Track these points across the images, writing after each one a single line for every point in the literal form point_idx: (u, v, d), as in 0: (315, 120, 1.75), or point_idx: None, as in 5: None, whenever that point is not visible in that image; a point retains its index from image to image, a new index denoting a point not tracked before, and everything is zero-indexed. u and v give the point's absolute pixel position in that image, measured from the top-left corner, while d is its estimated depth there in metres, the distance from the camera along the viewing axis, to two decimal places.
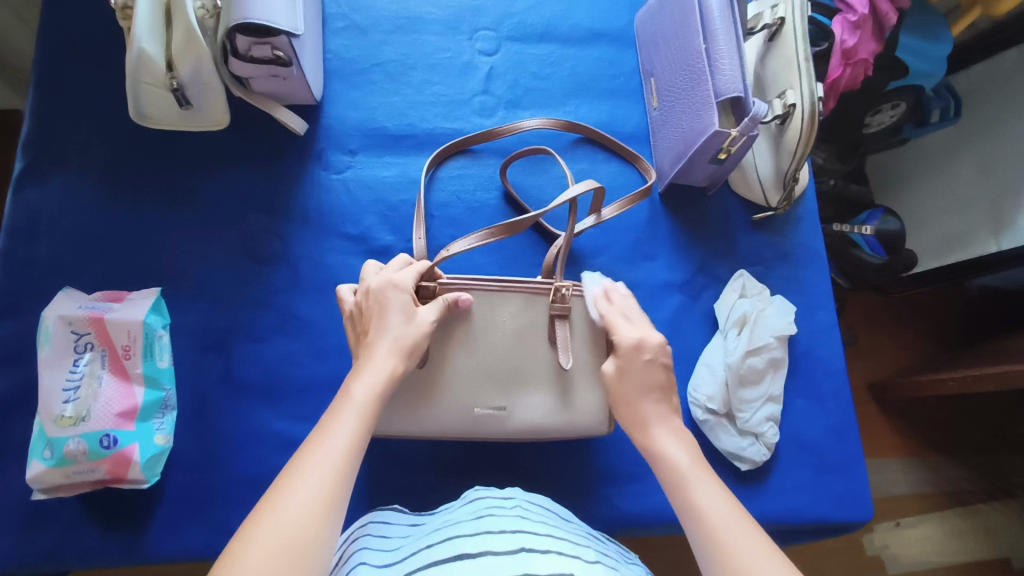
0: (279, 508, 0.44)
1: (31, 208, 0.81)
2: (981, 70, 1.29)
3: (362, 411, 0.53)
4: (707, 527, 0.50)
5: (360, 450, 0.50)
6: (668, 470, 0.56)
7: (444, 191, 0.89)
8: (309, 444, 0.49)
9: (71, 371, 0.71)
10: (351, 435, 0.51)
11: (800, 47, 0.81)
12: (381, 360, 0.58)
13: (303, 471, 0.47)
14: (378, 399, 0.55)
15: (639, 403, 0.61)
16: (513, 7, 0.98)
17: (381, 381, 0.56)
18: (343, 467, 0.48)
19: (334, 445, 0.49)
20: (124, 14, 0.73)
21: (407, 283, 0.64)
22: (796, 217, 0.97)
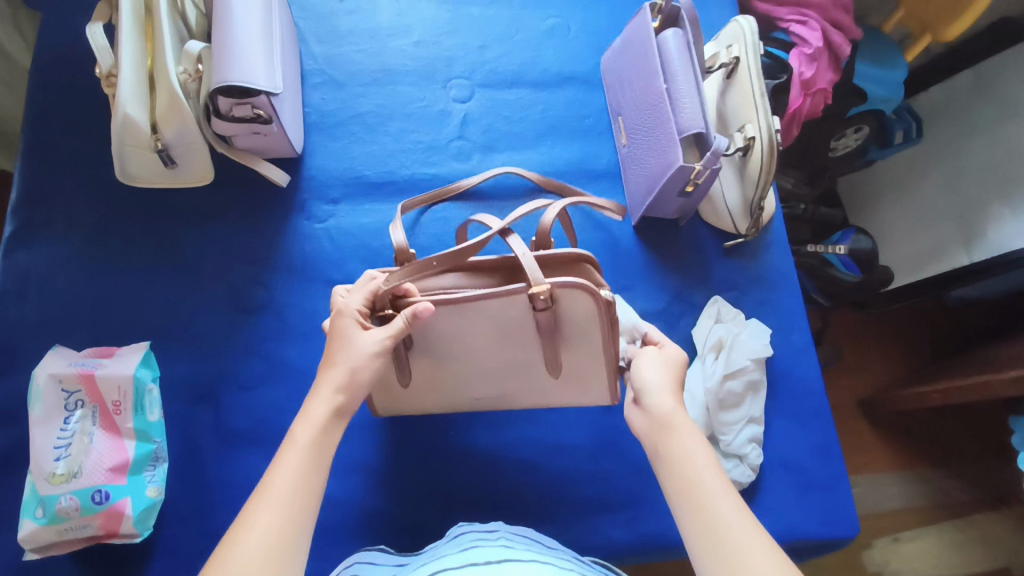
0: (229, 563, 0.48)
1: (21, 269, 0.83)
2: (937, 92, 1.35)
3: (306, 455, 0.56)
4: (709, 516, 0.54)
5: (306, 492, 0.54)
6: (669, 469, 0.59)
7: (427, 234, 0.93)
8: (257, 495, 0.53)
9: (62, 429, 0.72)
10: (296, 480, 0.54)
11: (756, 84, 0.86)
12: (325, 398, 0.59)
13: (251, 522, 0.50)
14: (323, 438, 0.58)
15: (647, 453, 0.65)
16: (484, 56, 1.02)
17: (323, 419, 0.58)
18: (288, 519, 0.51)
19: (276, 497, 0.52)
20: (108, 82, 0.76)
21: (354, 305, 0.62)
22: (766, 242, 1.00)
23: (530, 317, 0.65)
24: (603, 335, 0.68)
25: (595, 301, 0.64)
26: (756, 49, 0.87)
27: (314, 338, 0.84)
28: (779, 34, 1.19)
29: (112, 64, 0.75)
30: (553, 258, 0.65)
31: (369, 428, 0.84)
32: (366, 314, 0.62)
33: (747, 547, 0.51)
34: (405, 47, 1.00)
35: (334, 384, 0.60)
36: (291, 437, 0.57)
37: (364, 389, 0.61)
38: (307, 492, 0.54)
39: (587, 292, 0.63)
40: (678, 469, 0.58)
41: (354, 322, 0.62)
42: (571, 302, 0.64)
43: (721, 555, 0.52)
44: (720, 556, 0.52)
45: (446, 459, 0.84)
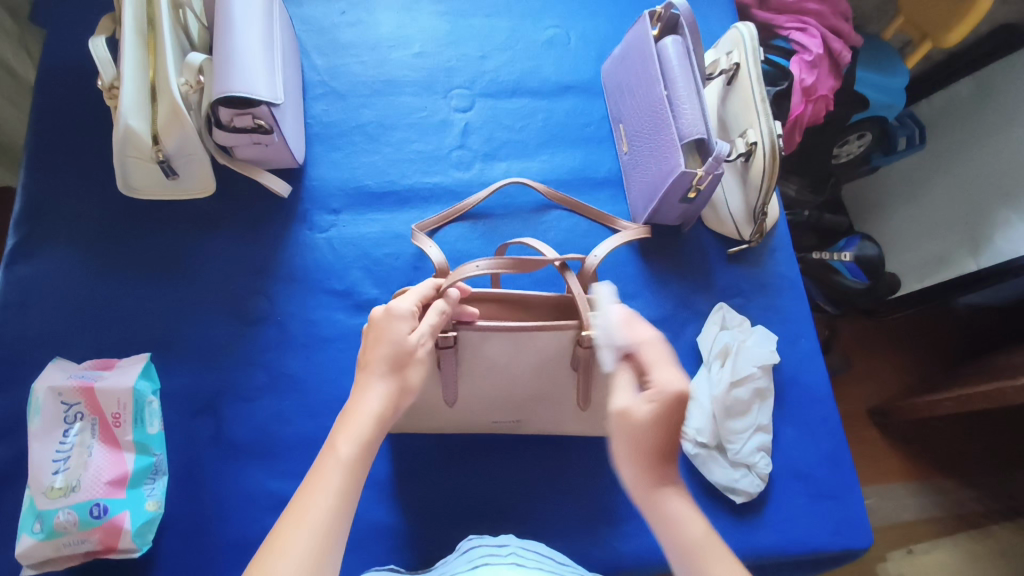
0: None
1: (22, 282, 0.83)
2: (939, 99, 1.35)
3: (348, 472, 0.53)
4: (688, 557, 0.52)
5: (346, 514, 0.52)
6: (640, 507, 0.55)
7: (449, 249, 0.92)
8: (290, 516, 0.50)
9: (61, 442, 0.72)
10: (337, 501, 0.51)
11: (756, 89, 0.86)
12: (371, 407, 0.57)
13: (286, 550, 0.47)
14: (365, 453, 0.55)
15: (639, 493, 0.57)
16: (485, 66, 1.03)
17: (369, 432, 0.56)
18: (327, 547, 0.49)
19: (315, 516, 0.50)
20: (110, 94, 0.76)
21: (405, 308, 0.61)
22: (770, 248, 0.99)
23: (570, 352, 0.72)
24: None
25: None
26: (755, 55, 0.87)
27: (316, 349, 0.84)
28: (779, 41, 1.18)
29: (114, 77, 0.75)
30: (598, 304, 0.72)
31: None
32: (416, 312, 0.64)
33: None
34: (406, 58, 1.01)
35: (382, 391, 0.58)
36: (334, 446, 0.55)
37: (409, 396, 0.61)
38: (343, 510, 0.52)
39: None
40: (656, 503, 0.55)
41: (409, 318, 0.62)
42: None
43: None
44: None
45: (449, 471, 0.82)
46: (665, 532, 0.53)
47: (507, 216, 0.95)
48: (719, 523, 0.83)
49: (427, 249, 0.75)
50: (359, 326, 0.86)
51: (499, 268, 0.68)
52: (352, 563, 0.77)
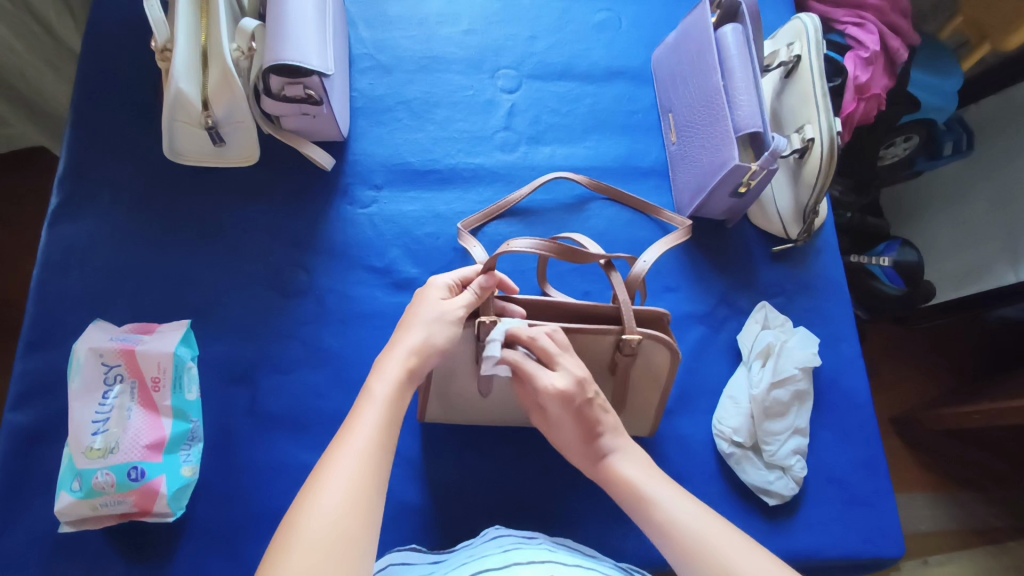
0: (314, 511, 0.48)
1: (65, 242, 0.83)
2: (992, 104, 1.30)
3: (383, 407, 0.56)
4: (679, 536, 0.57)
5: (385, 444, 0.54)
6: (630, 493, 0.62)
7: (488, 245, 0.90)
8: (335, 446, 0.53)
9: (101, 403, 0.71)
10: (375, 432, 0.54)
11: (817, 84, 0.83)
12: (401, 356, 0.60)
13: (333, 471, 0.51)
14: (399, 395, 0.58)
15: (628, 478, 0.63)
16: (534, 47, 1.01)
17: (400, 375, 0.59)
18: (370, 470, 0.52)
19: (357, 442, 0.53)
20: (162, 56, 0.75)
21: (441, 280, 0.67)
22: (816, 249, 0.97)
23: (609, 357, 0.72)
24: (665, 385, 0.76)
25: (671, 359, 0.72)
26: (819, 47, 0.85)
27: (352, 324, 0.83)
28: (835, 35, 1.15)
29: (167, 39, 0.74)
30: (644, 314, 0.71)
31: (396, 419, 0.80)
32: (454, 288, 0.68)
33: (734, 552, 0.54)
34: (454, 35, 0.99)
35: (411, 342, 0.61)
36: (369, 391, 0.58)
37: (438, 356, 0.62)
38: (385, 443, 0.55)
39: (667, 346, 0.71)
40: (624, 482, 0.63)
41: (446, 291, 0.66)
42: (649, 354, 0.72)
43: (700, 560, 0.55)
44: (699, 561, 0.55)
45: (481, 454, 0.82)
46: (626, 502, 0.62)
47: (548, 211, 0.93)
48: (750, 524, 0.81)
49: (471, 248, 0.77)
50: (398, 305, 0.85)
51: (546, 251, 0.66)
52: (382, 542, 0.76)
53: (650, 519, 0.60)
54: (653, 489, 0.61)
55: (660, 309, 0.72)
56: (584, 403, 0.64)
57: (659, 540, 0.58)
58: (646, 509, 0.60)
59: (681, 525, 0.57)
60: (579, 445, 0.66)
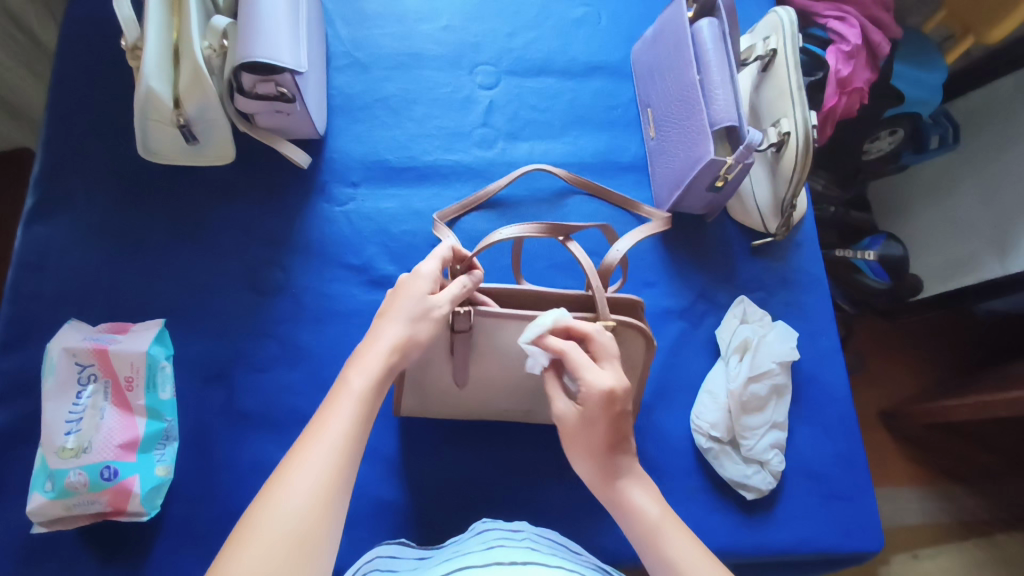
0: (277, 505, 0.47)
1: (39, 242, 0.82)
2: (976, 97, 1.30)
3: (359, 403, 0.55)
4: None
5: (358, 437, 0.54)
6: (640, 524, 0.60)
7: (464, 239, 0.90)
8: (306, 436, 0.53)
9: (74, 403, 0.71)
10: (348, 425, 0.54)
11: (793, 78, 0.83)
12: (382, 351, 0.59)
13: (301, 463, 0.50)
14: (376, 390, 0.57)
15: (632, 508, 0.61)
16: (512, 43, 1.00)
17: (380, 371, 0.58)
18: (340, 464, 0.51)
19: (330, 435, 0.52)
20: (134, 54, 0.75)
21: (430, 271, 0.65)
22: (795, 243, 0.97)
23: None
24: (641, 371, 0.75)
25: (645, 349, 0.72)
26: (795, 41, 0.84)
27: (328, 322, 0.83)
28: (816, 29, 1.14)
29: (138, 37, 0.74)
30: (617, 302, 0.71)
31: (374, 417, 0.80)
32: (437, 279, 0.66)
33: None
34: (432, 31, 0.99)
35: (393, 334, 0.60)
36: (345, 382, 0.57)
37: (418, 351, 0.62)
38: (357, 436, 0.54)
39: (643, 334, 0.71)
40: (637, 518, 0.60)
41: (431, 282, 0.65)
42: (626, 344, 0.72)
43: None
44: None
45: (458, 451, 0.82)
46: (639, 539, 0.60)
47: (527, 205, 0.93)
48: (728, 519, 0.81)
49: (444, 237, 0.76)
50: (374, 302, 0.85)
51: (531, 233, 0.66)
52: (359, 540, 0.76)
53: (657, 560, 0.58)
54: (669, 533, 0.59)
55: (634, 298, 0.72)
56: (618, 415, 0.62)
57: None
58: (658, 549, 0.58)
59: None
60: (590, 459, 0.63)
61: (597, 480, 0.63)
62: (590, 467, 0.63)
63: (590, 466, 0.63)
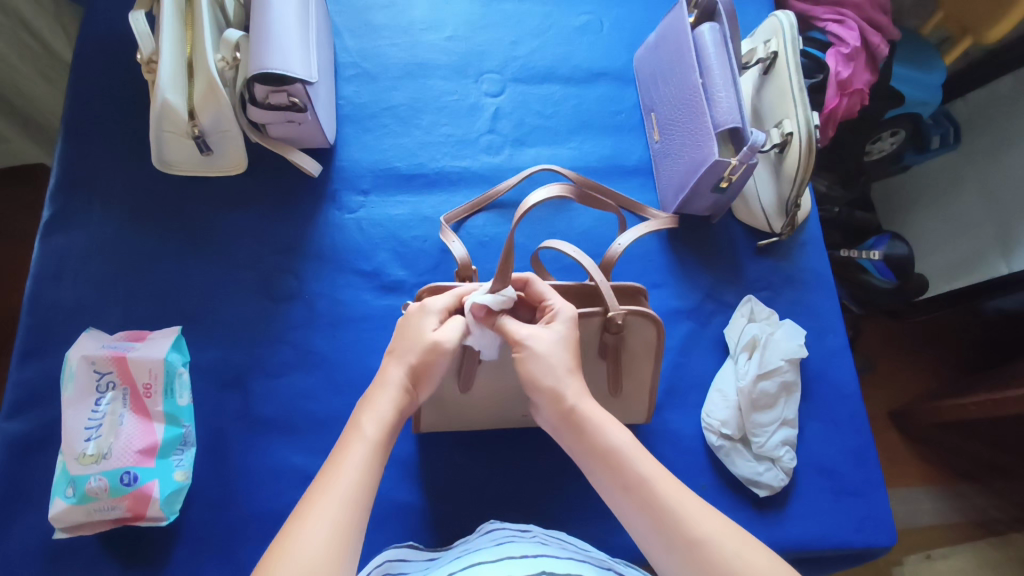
0: (288, 554, 0.46)
1: (57, 252, 0.84)
2: (977, 96, 1.31)
3: (372, 448, 0.55)
4: (655, 507, 0.53)
5: (370, 484, 0.53)
6: (607, 449, 0.57)
7: (470, 240, 0.91)
8: (320, 483, 0.52)
9: (93, 410, 0.72)
10: (362, 470, 0.53)
11: (794, 79, 0.85)
12: (392, 395, 0.59)
13: (314, 510, 0.49)
14: (388, 434, 0.57)
15: (595, 435, 0.58)
16: (516, 51, 1.02)
17: (392, 416, 0.58)
18: (353, 511, 0.50)
19: (341, 484, 0.51)
20: (148, 68, 0.76)
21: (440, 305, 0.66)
22: (800, 242, 0.98)
23: (597, 340, 0.72)
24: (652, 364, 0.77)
25: (656, 331, 0.73)
26: (795, 42, 0.86)
27: (342, 327, 0.84)
28: (815, 33, 1.16)
29: (153, 50, 0.75)
30: (622, 288, 0.74)
31: None
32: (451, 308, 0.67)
33: (715, 530, 0.51)
34: (438, 41, 1.01)
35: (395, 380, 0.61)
36: (358, 427, 0.57)
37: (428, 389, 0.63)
38: (369, 481, 0.53)
39: (653, 321, 0.73)
40: (600, 441, 0.58)
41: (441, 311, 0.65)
42: (636, 332, 0.73)
43: (675, 531, 0.52)
44: (673, 531, 0.52)
45: (471, 452, 0.82)
46: (596, 462, 0.58)
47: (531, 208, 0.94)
48: (741, 516, 0.82)
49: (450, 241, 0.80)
50: (385, 307, 0.86)
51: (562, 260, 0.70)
52: (375, 542, 0.77)
53: (618, 482, 0.56)
54: (639, 459, 0.56)
55: (637, 285, 0.75)
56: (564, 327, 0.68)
57: (630, 503, 0.55)
58: (624, 467, 0.56)
59: (662, 495, 0.54)
60: (549, 379, 0.61)
61: (557, 407, 0.60)
62: (551, 390, 0.60)
63: (549, 390, 0.60)
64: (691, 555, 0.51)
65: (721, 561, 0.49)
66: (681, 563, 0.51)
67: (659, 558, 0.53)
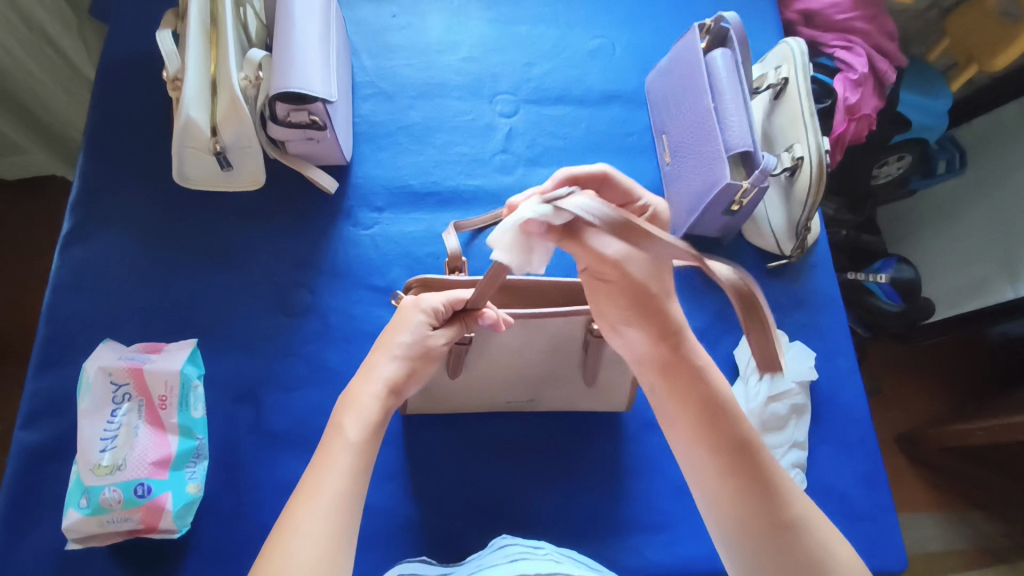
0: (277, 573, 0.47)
1: (76, 264, 0.85)
2: (982, 122, 1.33)
3: (357, 452, 0.55)
4: (753, 472, 0.53)
5: (356, 489, 0.53)
6: (707, 399, 0.57)
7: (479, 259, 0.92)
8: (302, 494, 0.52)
9: (109, 421, 0.73)
10: (349, 474, 0.53)
11: (805, 105, 0.86)
12: (377, 394, 0.60)
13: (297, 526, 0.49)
14: (371, 436, 0.57)
15: (694, 381, 0.58)
16: (530, 73, 1.04)
17: (375, 418, 0.58)
18: (339, 523, 0.51)
19: (325, 495, 0.51)
20: (174, 85, 0.79)
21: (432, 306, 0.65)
22: (810, 265, 0.99)
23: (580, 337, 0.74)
24: None
25: None
26: (805, 69, 0.88)
27: (355, 342, 0.85)
28: (824, 58, 1.17)
29: (178, 69, 0.78)
30: None
31: (399, 436, 0.81)
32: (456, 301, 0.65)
33: (805, 512, 0.52)
34: (453, 62, 1.03)
35: (383, 378, 0.61)
36: (340, 430, 0.57)
37: (414, 386, 0.64)
38: (355, 490, 0.53)
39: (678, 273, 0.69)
40: (702, 388, 0.57)
41: (427, 315, 0.64)
42: None
43: (769, 502, 0.52)
44: (767, 501, 0.52)
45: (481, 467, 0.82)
46: (690, 408, 0.57)
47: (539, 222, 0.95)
48: None
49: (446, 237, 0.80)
50: None
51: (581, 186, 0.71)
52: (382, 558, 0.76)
53: (707, 440, 0.56)
54: (736, 413, 0.57)
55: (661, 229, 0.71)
56: None
57: (725, 459, 0.55)
58: (724, 422, 0.56)
59: (760, 460, 0.54)
60: (652, 312, 0.58)
61: (656, 341, 0.59)
62: (653, 321, 0.58)
63: (653, 324, 0.58)
64: (779, 531, 0.51)
65: (812, 543, 0.51)
66: (761, 538, 0.51)
67: (732, 529, 0.53)
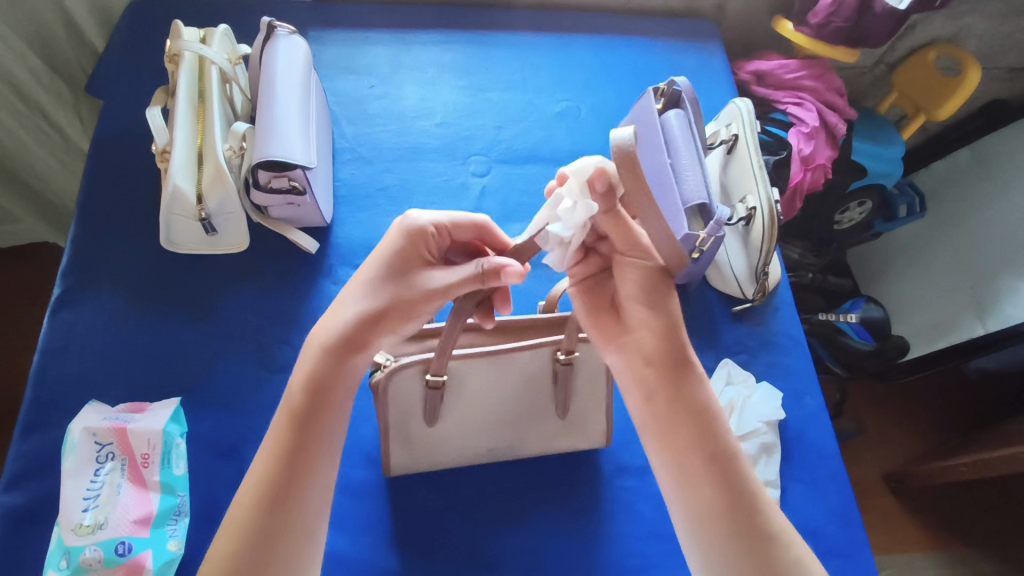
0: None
1: (65, 327, 0.88)
2: (938, 168, 1.42)
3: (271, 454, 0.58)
4: (738, 486, 0.59)
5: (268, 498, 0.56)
6: (701, 412, 0.62)
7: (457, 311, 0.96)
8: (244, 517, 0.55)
9: (92, 481, 0.75)
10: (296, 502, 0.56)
11: (754, 159, 0.93)
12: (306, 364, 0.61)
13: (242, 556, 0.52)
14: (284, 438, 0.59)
15: (690, 390, 0.63)
16: (501, 136, 1.11)
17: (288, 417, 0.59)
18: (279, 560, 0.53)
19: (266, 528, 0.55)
20: (162, 157, 0.84)
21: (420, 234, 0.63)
22: (773, 307, 1.04)
23: (549, 369, 0.77)
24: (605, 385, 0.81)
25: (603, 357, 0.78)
26: (752, 127, 0.94)
27: None
28: (778, 114, 1.23)
29: (167, 142, 0.84)
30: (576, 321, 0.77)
31: (379, 487, 0.83)
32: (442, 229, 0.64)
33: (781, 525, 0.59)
34: (428, 127, 1.09)
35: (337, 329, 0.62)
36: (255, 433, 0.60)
37: (390, 328, 0.63)
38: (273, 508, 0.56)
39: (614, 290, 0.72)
40: (699, 399, 0.62)
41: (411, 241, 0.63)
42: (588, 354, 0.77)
43: (752, 513, 0.58)
44: (750, 512, 0.58)
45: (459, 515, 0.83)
46: (687, 418, 0.62)
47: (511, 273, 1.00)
48: None
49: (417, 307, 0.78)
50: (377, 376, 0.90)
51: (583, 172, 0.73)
52: None
53: (701, 449, 0.61)
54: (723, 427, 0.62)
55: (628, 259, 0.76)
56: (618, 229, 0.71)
57: (717, 471, 0.60)
58: (717, 434, 0.61)
59: (745, 474, 0.60)
60: (665, 304, 0.64)
61: (664, 340, 0.63)
62: (663, 320, 0.63)
63: (664, 319, 0.64)
64: (758, 542, 0.57)
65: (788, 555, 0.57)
66: (742, 546, 0.57)
67: (718, 538, 0.58)
